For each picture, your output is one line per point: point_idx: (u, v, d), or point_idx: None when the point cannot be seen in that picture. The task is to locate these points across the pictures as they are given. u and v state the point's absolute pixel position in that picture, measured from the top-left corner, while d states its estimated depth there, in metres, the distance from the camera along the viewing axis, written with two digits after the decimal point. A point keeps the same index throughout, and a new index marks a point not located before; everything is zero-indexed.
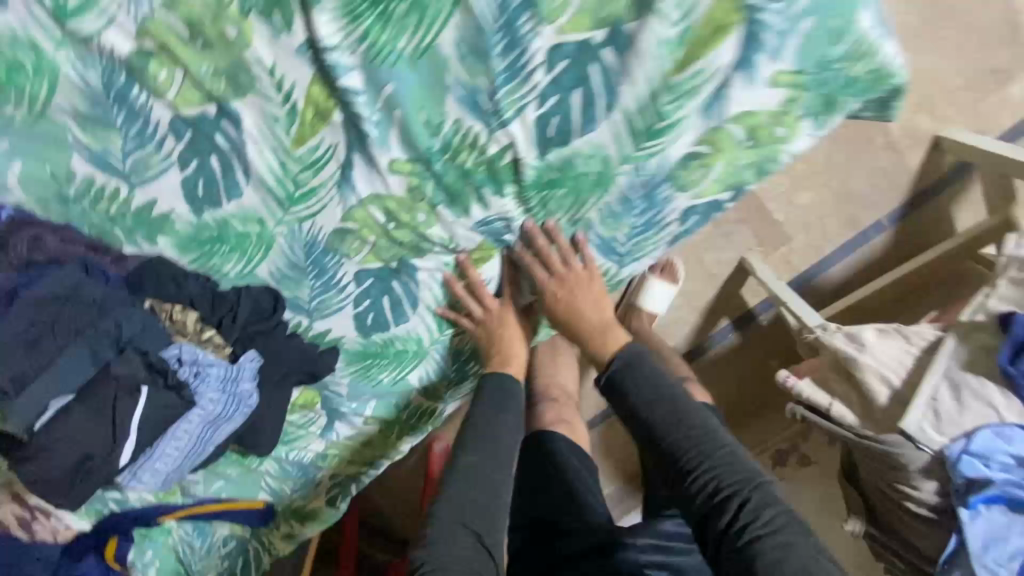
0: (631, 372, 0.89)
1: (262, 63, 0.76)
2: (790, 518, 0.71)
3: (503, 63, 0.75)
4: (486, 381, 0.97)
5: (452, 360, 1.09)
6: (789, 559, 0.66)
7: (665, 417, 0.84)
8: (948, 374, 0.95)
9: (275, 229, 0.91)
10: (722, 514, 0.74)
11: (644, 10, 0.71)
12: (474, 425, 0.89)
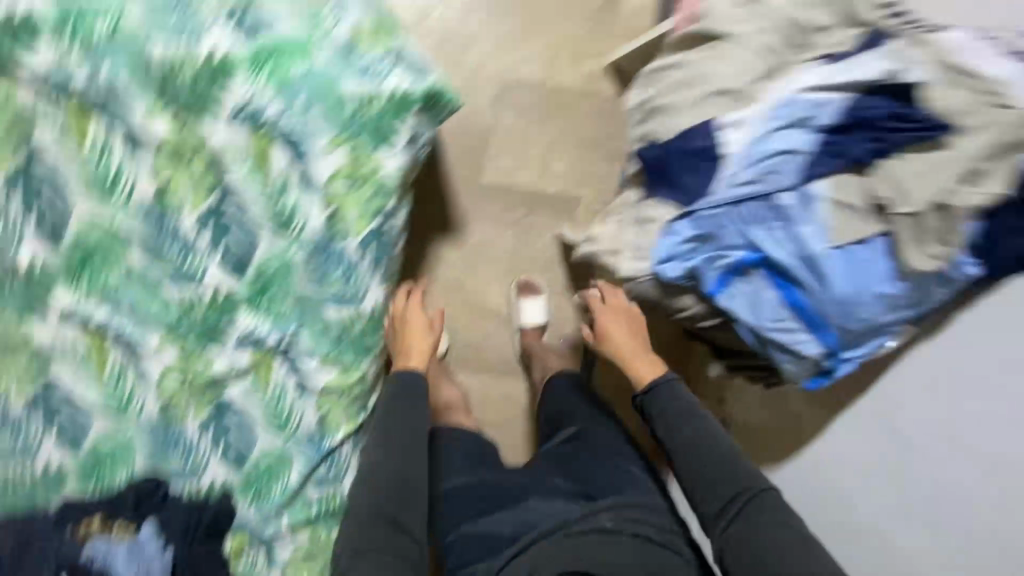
0: (666, 411, 0.96)
1: (59, 340, 0.91)
2: (777, 543, 0.79)
3: (175, 246, 0.91)
4: (393, 389, 1.04)
5: (318, 443, 1.05)
6: (778, 568, 0.77)
7: (718, 455, 0.89)
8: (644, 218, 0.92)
9: (131, 432, 0.98)
10: (719, 518, 0.85)
11: (220, 168, 0.89)
12: (391, 433, 0.97)
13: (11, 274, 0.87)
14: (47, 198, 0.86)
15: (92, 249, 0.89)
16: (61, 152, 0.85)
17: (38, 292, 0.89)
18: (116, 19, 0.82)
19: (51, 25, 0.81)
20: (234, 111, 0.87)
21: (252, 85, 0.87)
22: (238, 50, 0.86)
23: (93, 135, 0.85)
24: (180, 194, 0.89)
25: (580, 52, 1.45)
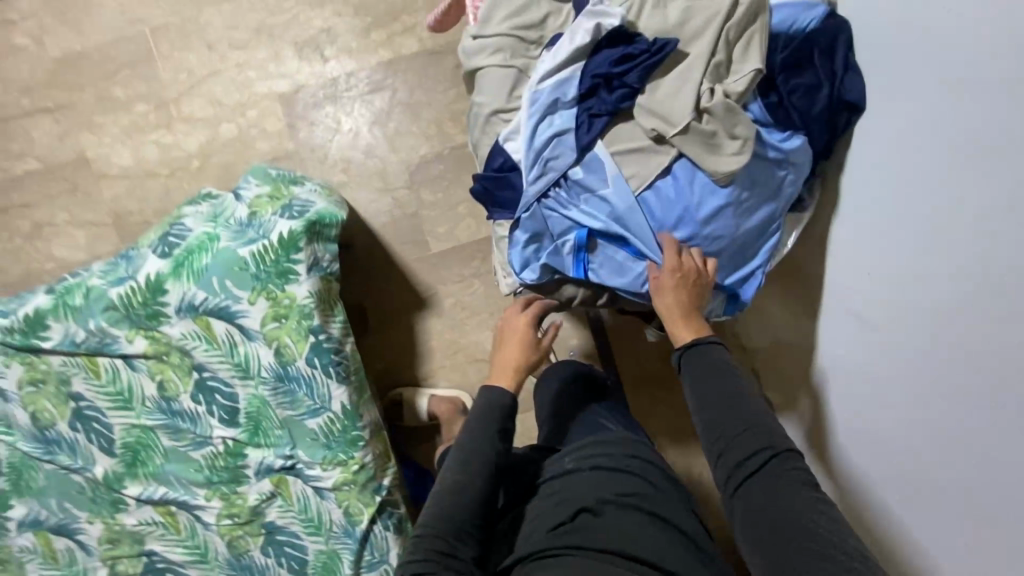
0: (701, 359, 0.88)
1: (143, 521, 1.20)
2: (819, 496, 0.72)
3: (186, 421, 1.19)
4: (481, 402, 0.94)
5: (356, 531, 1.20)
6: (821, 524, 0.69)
7: (748, 408, 0.82)
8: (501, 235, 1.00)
9: (217, 571, 1.21)
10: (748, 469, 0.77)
11: (190, 353, 1.17)
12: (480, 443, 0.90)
13: (97, 486, 1.19)
14: (96, 424, 1.18)
15: (135, 446, 1.19)
16: (92, 391, 1.18)
17: (116, 492, 1.20)
18: (87, 290, 1.16)
19: (53, 311, 1.15)
20: (178, 310, 1.16)
21: (180, 288, 1.15)
22: (162, 269, 1.16)
23: (105, 369, 1.17)
24: (172, 383, 1.18)
25: (457, 109, 1.59)
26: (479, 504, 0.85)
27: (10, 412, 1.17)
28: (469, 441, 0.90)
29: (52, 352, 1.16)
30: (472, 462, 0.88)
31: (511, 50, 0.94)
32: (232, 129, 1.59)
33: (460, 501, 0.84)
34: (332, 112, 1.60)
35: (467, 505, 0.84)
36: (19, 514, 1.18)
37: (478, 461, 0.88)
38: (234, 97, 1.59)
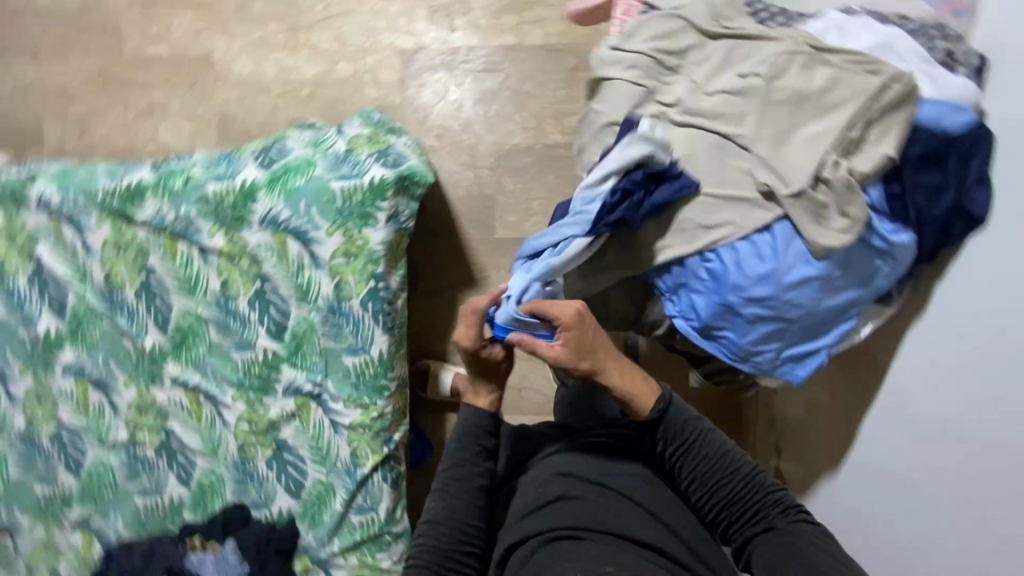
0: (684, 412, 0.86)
1: (172, 400, 1.29)
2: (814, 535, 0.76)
3: (236, 323, 1.25)
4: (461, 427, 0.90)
5: (355, 475, 1.25)
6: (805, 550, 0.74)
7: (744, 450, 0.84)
8: None
9: (222, 468, 1.30)
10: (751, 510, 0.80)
11: (258, 262, 1.23)
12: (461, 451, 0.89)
13: (142, 356, 1.28)
14: (158, 301, 1.26)
15: (186, 331, 1.27)
16: (164, 270, 1.25)
17: (157, 366, 1.28)
18: (188, 178, 1.23)
19: (153, 187, 1.23)
20: (261, 219, 1.22)
21: (269, 200, 1.21)
22: (259, 178, 1.22)
23: (180, 254, 1.25)
24: (235, 285, 1.24)
25: (561, 110, 1.62)
26: (469, 517, 0.85)
27: (88, 266, 1.27)
28: (459, 451, 0.89)
29: (140, 224, 1.25)
30: (459, 478, 0.87)
31: (644, 71, 0.92)
32: (348, 69, 1.66)
33: (450, 514, 0.85)
34: (442, 79, 1.65)
35: (458, 523, 0.84)
36: (70, 359, 1.29)
37: (462, 475, 0.88)
38: (359, 40, 1.66)
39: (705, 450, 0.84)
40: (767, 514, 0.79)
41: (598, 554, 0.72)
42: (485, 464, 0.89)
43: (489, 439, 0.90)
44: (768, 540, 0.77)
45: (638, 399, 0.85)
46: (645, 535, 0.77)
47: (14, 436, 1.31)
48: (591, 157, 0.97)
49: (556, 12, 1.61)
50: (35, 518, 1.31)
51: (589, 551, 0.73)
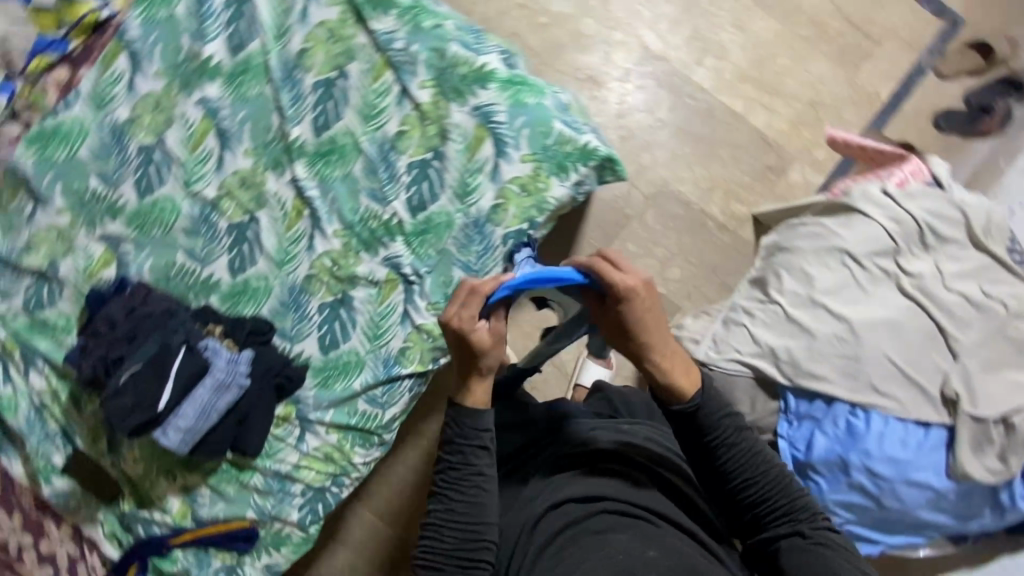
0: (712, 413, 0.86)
1: (277, 195, 1.22)
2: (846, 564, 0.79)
3: (384, 174, 1.21)
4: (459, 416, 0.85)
5: (388, 369, 1.24)
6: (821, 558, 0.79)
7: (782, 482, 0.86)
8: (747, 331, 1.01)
9: (274, 282, 1.24)
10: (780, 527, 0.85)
11: (444, 137, 1.19)
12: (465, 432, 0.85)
13: (279, 140, 1.22)
14: (331, 105, 1.20)
15: (336, 148, 1.21)
16: (357, 83, 1.19)
17: (286, 158, 1.22)
18: (438, 24, 1.18)
19: (402, 9, 1.17)
20: (476, 105, 1.18)
21: (496, 95, 1.17)
22: (499, 71, 1.18)
23: (382, 81, 1.19)
24: (409, 142, 1.20)
25: (733, 193, 1.65)
26: (477, 515, 0.83)
27: (290, 28, 1.19)
28: (455, 452, 0.85)
29: (366, 29, 1.18)
30: (456, 484, 0.85)
31: (906, 234, 0.97)
32: (592, 28, 1.65)
33: (462, 516, 0.83)
34: (662, 94, 1.65)
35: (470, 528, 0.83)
36: (211, 95, 1.22)
37: (466, 484, 0.84)
38: (618, 12, 1.65)
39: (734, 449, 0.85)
40: (788, 512, 0.84)
41: (642, 539, 0.82)
42: (479, 458, 0.84)
43: (487, 433, 0.85)
44: (794, 543, 0.82)
45: (674, 388, 0.85)
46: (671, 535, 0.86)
47: (109, 125, 1.23)
48: (805, 266, 1.01)
49: (789, 111, 1.64)
50: (70, 207, 1.24)
51: (630, 541, 0.81)
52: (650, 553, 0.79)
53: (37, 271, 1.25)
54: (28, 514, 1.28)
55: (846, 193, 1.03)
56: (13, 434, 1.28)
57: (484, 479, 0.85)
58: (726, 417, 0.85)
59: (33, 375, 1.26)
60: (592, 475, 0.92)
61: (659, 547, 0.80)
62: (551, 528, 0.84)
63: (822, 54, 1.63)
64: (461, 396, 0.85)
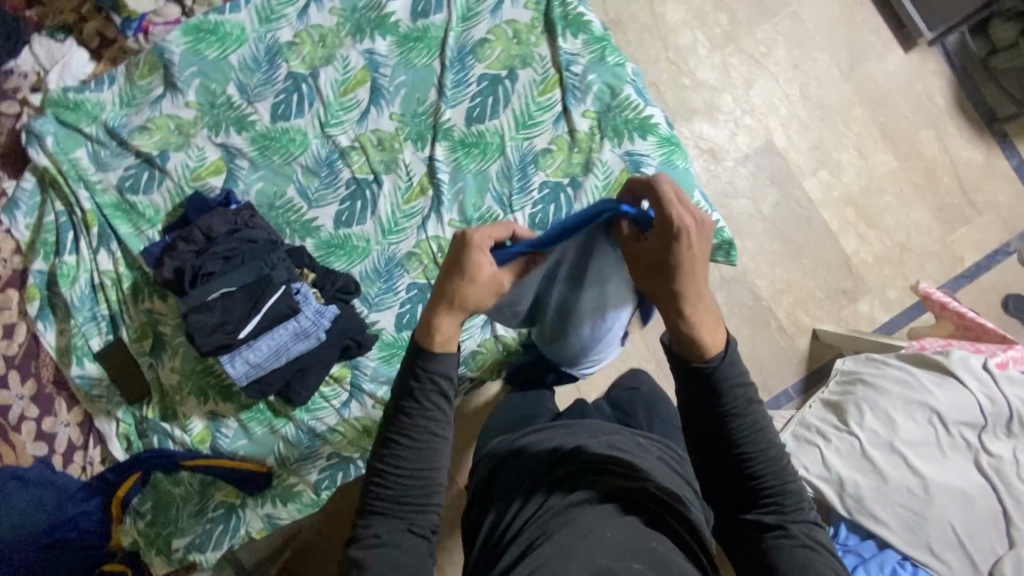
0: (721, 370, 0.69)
1: (408, 166, 1.21)
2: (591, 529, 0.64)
3: (518, 183, 1.19)
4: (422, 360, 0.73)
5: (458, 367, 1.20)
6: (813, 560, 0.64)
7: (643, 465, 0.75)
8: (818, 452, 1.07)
9: (374, 247, 1.22)
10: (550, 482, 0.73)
11: (589, 169, 1.19)
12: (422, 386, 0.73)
13: (430, 115, 1.21)
14: (491, 100, 1.20)
15: (482, 143, 1.21)
16: (524, 89, 1.20)
17: (431, 135, 1.21)
18: (620, 63, 1.20)
19: (592, 37, 1.20)
20: (629, 151, 1.18)
21: (651, 148, 1.18)
22: (661, 126, 1.19)
23: (549, 96, 1.20)
24: (552, 161, 1.20)
25: (803, 301, 1.66)
26: (426, 462, 0.71)
27: (479, 16, 1.21)
28: (416, 402, 0.72)
29: (552, 43, 1.20)
30: (408, 430, 0.71)
31: (996, 415, 1.03)
32: (728, 104, 1.68)
33: (405, 462, 0.71)
34: (769, 188, 1.68)
35: (420, 474, 0.71)
36: (379, 49, 1.21)
37: (414, 424, 0.71)
38: (757, 99, 1.69)
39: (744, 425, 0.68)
40: (777, 505, 0.68)
41: (625, 544, 0.63)
42: (442, 429, 0.72)
43: (443, 379, 0.72)
44: (781, 547, 0.66)
45: (697, 345, 0.68)
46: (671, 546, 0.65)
47: (269, 41, 1.22)
48: (892, 411, 1.07)
49: (879, 245, 1.68)
50: (199, 104, 1.22)
51: (612, 544, 0.63)
52: (635, 560, 0.61)
53: (144, 155, 1.22)
54: (41, 386, 1.24)
55: (945, 354, 1.10)
56: (61, 304, 1.24)
57: (438, 433, 0.72)
58: (738, 389, 0.68)
59: (103, 254, 1.22)
60: (575, 472, 0.73)
61: (646, 557, 0.62)
62: (522, 512, 0.71)
63: (925, 204, 1.69)
64: (427, 343, 0.73)
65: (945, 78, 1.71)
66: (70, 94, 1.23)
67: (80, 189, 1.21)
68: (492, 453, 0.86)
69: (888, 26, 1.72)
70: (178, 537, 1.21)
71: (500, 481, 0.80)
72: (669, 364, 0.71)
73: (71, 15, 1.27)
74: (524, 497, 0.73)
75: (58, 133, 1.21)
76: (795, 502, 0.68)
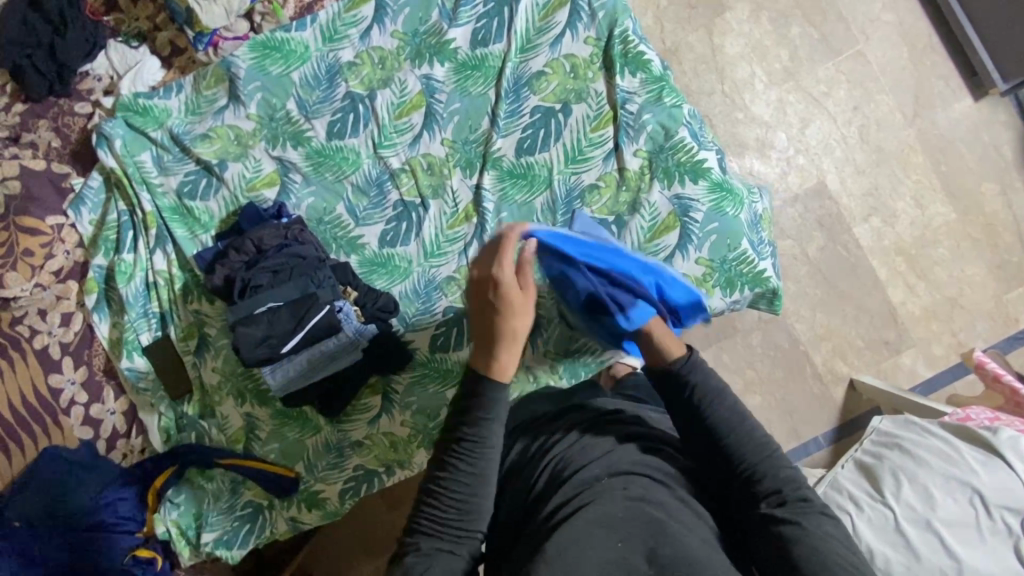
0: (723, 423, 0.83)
1: (455, 193, 1.23)
2: (601, 517, 0.72)
3: (563, 218, 1.20)
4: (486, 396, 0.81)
5: None
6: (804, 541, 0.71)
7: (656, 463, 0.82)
8: (852, 520, 1.07)
9: (415, 269, 1.23)
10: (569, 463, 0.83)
11: (634, 209, 1.18)
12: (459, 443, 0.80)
13: (481, 143, 1.23)
14: (542, 132, 1.21)
15: (529, 175, 1.21)
16: (577, 124, 1.20)
17: (479, 163, 1.23)
18: (677, 105, 1.20)
19: (650, 77, 1.20)
20: (677, 195, 1.17)
21: (701, 194, 1.17)
22: (714, 171, 1.18)
23: (601, 133, 1.20)
24: (598, 198, 1.19)
25: (841, 349, 1.60)
26: (469, 499, 0.78)
27: (537, 48, 1.23)
28: (470, 430, 0.80)
29: (608, 80, 1.21)
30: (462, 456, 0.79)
31: None
32: (781, 142, 1.64)
33: (454, 487, 0.78)
34: (817, 226, 1.63)
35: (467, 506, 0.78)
36: (436, 75, 1.25)
37: (468, 456, 0.79)
38: (812, 139, 1.64)
39: (725, 421, 0.82)
40: (779, 488, 0.77)
41: (634, 527, 0.71)
42: (491, 434, 0.80)
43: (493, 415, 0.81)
44: (778, 521, 0.74)
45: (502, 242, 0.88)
46: (690, 533, 0.72)
47: (330, 60, 1.27)
48: (929, 486, 1.05)
49: (929, 299, 1.62)
50: (259, 117, 1.26)
51: (626, 521, 0.72)
52: (647, 542, 0.70)
53: (204, 162, 1.26)
54: (92, 373, 1.27)
55: (992, 431, 1.06)
56: (115, 298, 1.29)
57: (489, 451, 0.80)
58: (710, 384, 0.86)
59: (159, 255, 1.27)
60: (587, 449, 0.83)
61: (662, 537, 0.70)
62: (542, 481, 0.83)
63: (983, 261, 1.62)
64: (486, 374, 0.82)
65: (1015, 130, 1.64)
66: (140, 99, 1.28)
67: (143, 192, 1.26)
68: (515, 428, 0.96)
69: (959, 73, 1.65)
70: (208, 531, 1.23)
71: (535, 453, 0.88)
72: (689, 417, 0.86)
73: (146, 24, 1.35)
74: (543, 471, 0.84)
75: (125, 136, 1.27)
76: (793, 492, 0.77)
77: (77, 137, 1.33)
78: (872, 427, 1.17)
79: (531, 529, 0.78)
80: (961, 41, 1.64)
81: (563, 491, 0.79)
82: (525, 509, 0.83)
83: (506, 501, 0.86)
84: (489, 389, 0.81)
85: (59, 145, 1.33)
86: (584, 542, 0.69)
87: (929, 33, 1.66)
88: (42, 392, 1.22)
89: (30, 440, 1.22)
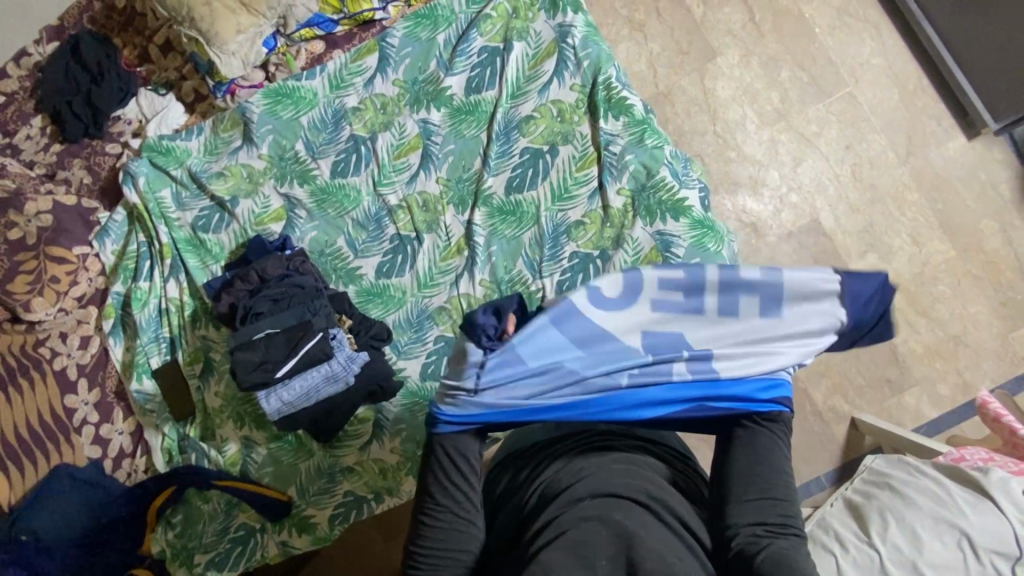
0: (751, 448, 0.79)
1: (448, 228, 1.30)
2: (587, 539, 0.69)
3: (549, 251, 1.24)
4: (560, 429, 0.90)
5: None
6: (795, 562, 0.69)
7: (653, 487, 0.77)
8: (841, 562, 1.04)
9: (409, 300, 1.29)
10: (562, 481, 0.79)
11: (619, 244, 1.22)
12: (434, 481, 0.82)
13: (473, 181, 1.30)
14: (531, 171, 1.28)
15: (518, 211, 1.27)
16: (564, 163, 1.27)
17: (471, 201, 1.30)
18: (659, 145, 1.25)
19: (633, 119, 1.26)
20: (660, 231, 1.21)
21: (683, 229, 1.20)
22: (694, 208, 1.22)
23: (586, 172, 1.27)
24: (583, 234, 1.24)
25: (840, 387, 1.59)
26: (453, 539, 0.78)
27: (527, 94, 1.31)
28: (436, 482, 0.82)
29: (594, 123, 1.28)
30: (438, 502, 0.81)
31: None
32: (774, 179, 1.68)
33: (437, 535, 0.79)
34: (812, 261, 1.64)
35: (451, 546, 0.78)
36: (433, 119, 1.34)
37: (439, 498, 0.81)
38: (805, 177, 1.68)
39: (757, 449, 0.79)
40: (780, 517, 0.74)
41: (619, 547, 0.69)
42: (452, 492, 0.81)
43: (453, 452, 0.83)
44: (767, 544, 0.71)
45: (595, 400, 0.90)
46: (671, 547, 0.70)
47: (336, 105, 1.37)
48: (917, 526, 1.03)
49: (930, 336, 1.60)
50: (270, 157, 1.36)
51: (610, 542, 0.69)
52: (630, 558, 0.68)
53: (218, 199, 1.36)
54: (105, 395, 1.34)
55: (983, 472, 1.04)
56: (130, 323, 1.36)
57: (463, 501, 0.81)
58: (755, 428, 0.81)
59: (171, 283, 1.35)
60: (581, 464, 0.80)
61: (646, 556, 0.67)
62: (535, 499, 0.80)
63: (984, 298, 1.61)
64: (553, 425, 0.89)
65: (1011, 169, 1.65)
66: (164, 140, 1.40)
67: (161, 225, 1.36)
68: (505, 462, 0.91)
69: (950, 113, 1.68)
70: (201, 552, 1.27)
71: (530, 471, 0.84)
72: (728, 443, 0.81)
73: (174, 73, 1.49)
74: (535, 488, 0.81)
75: (149, 174, 1.38)
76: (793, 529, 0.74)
77: (106, 174, 1.46)
78: (866, 467, 1.17)
79: (518, 550, 0.74)
80: (951, 83, 1.67)
81: (548, 509, 0.75)
82: (517, 529, 0.79)
83: (499, 524, 0.82)
84: (443, 437, 0.84)
85: (90, 182, 1.45)
86: (571, 562, 0.68)
87: (918, 76, 1.70)
88: (57, 412, 1.30)
89: (42, 458, 1.27)
